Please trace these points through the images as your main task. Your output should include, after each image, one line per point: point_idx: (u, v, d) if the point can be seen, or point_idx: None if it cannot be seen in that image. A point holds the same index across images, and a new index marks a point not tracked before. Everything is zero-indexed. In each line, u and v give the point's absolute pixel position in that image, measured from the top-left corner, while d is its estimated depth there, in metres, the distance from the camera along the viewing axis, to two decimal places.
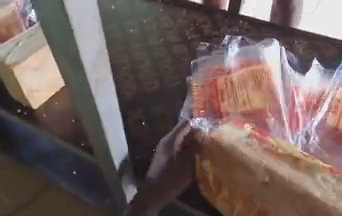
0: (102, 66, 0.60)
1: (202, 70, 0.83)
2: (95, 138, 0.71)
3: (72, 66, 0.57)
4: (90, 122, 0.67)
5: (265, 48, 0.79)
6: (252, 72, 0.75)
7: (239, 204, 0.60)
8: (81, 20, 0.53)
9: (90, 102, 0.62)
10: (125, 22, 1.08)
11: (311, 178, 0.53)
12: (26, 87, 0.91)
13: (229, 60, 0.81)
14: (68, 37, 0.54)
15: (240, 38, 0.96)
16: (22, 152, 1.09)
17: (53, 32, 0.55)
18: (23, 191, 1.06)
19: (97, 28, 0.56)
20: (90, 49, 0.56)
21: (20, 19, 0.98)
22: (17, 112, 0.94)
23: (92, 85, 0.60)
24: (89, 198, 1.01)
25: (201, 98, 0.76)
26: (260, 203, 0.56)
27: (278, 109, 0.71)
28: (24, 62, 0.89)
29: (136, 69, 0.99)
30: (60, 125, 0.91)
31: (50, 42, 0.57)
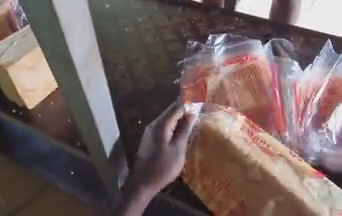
0: (93, 62, 0.56)
1: (190, 68, 0.88)
2: (88, 137, 0.68)
3: (62, 64, 0.53)
4: (82, 119, 0.63)
5: (254, 46, 0.86)
6: (242, 72, 0.81)
7: (223, 195, 0.67)
8: (71, 17, 0.48)
9: (81, 100, 0.59)
10: (120, 20, 1.08)
11: (299, 180, 0.60)
12: (21, 87, 0.93)
13: (216, 57, 0.87)
14: (57, 35, 0.49)
15: (225, 35, 0.96)
16: (19, 153, 1.08)
17: (41, 29, 0.50)
18: (19, 193, 1.11)
19: (87, 23, 0.51)
20: (80, 47, 0.52)
21: (15, 18, 0.98)
22: (12, 112, 0.95)
23: (84, 83, 0.56)
24: (85, 197, 1.02)
25: (190, 92, 0.82)
26: (245, 199, 0.63)
27: (266, 107, 0.78)
28: (18, 62, 0.91)
29: (132, 68, 0.99)
30: (55, 125, 0.90)
31: (38, 39, 0.52)
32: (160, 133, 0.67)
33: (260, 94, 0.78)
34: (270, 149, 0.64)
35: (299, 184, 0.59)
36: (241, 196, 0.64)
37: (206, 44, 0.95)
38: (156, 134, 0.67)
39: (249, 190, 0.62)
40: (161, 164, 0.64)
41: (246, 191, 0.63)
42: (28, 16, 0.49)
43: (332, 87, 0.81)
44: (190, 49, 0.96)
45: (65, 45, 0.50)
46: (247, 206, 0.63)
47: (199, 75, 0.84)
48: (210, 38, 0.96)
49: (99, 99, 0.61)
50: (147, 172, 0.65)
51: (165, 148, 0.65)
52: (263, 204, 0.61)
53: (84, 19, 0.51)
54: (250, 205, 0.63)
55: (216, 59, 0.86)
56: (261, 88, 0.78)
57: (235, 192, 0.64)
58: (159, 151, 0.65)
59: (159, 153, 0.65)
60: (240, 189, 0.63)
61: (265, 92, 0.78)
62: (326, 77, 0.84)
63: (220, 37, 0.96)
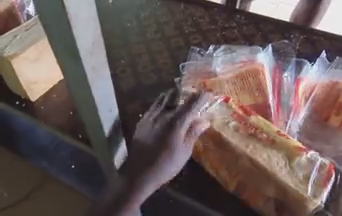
0: (99, 52, 0.57)
1: (190, 72, 0.93)
2: (90, 126, 0.69)
3: (68, 52, 0.54)
4: (85, 109, 0.65)
5: (258, 54, 0.91)
6: (244, 73, 0.86)
7: (227, 175, 0.79)
8: (78, 7, 0.49)
9: (85, 87, 0.59)
10: (123, 15, 1.09)
11: (297, 168, 0.72)
12: (24, 79, 0.92)
13: (215, 66, 0.92)
14: (64, 25, 0.50)
15: (224, 47, 0.98)
16: (22, 146, 1.10)
17: (49, 18, 0.50)
18: (21, 186, 1.11)
19: (93, 15, 0.52)
20: (86, 38, 0.53)
21: (18, 12, 1.00)
22: (15, 104, 0.96)
23: (88, 74, 0.57)
24: (87, 189, 1.04)
25: None
26: (249, 181, 0.76)
27: (268, 105, 0.84)
28: (22, 53, 0.90)
29: (134, 63, 1.00)
30: (58, 116, 0.93)
31: (45, 28, 0.53)
32: (174, 125, 0.53)
33: (260, 92, 0.84)
34: (275, 133, 0.75)
35: (288, 174, 0.72)
36: (243, 175, 0.76)
37: (206, 53, 0.97)
38: (169, 128, 0.53)
39: (251, 172, 0.74)
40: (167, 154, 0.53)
41: (246, 173, 0.75)
42: (38, 6, 0.50)
43: (330, 91, 0.85)
44: (191, 55, 0.98)
45: (71, 34, 0.51)
46: (247, 183, 0.76)
47: (201, 78, 0.90)
48: (211, 49, 0.98)
49: (102, 88, 0.62)
50: (155, 163, 0.53)
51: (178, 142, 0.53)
52: (266, 184, 0.73)
53: (91, 10, 0.51)
54: (255, 183, 0.75)
55: (216, 66, 0.92)
56: (259, 88, 0.85)
57: (236, 173, 0.77)
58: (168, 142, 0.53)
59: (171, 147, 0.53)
60: (242, 172, 0.76)
61: (262, 96, 0.84)
62: (323, 79, 0.89)
63: (221, 47, 0.98)
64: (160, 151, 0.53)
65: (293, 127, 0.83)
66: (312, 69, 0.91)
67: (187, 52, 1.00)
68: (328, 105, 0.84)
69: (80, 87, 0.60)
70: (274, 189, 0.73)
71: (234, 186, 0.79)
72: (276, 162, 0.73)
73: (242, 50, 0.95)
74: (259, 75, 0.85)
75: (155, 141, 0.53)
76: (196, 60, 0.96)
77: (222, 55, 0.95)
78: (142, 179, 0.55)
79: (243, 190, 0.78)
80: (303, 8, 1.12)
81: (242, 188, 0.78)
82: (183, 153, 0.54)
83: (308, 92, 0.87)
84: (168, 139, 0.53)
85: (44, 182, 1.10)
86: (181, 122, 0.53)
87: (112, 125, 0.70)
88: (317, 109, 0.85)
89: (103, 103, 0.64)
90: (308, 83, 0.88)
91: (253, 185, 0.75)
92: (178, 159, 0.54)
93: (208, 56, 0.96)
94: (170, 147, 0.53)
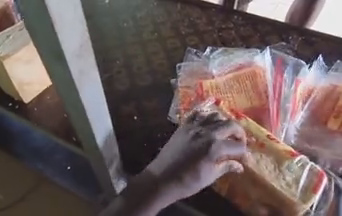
0: (87, 55, 0.55)
1: (186, 74, 0.92)
2: (80, 130, 0.67)
3: (54, 55, 0.53)
4: (74, 113, 0.63)
5: (256, 56, 0.90)
6: (241, 76, 0.86)
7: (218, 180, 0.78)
8: (62, 9, 0.47)
9: (73, 91, 0.58)
10: (119, 16, 1.07)
11: (287, 171, 0.71)
12: (16, 80, 0.90)
13: (212, 68, 0.91)
14: (47, 27, 0.49)
15: (221, 48, 0.97)
16: (16, 147, 1.08)
17: (33, 20, 0.49)
18: (16, 187, 1.09)
19: (79, 18, 0.50)
20: (71, 41, 0.51)
21: (13, 12, 0.98)
22: (8, 106, 0.94)
23: (75, 78, 0.55)
24: (83, 190, 1.01)
25: (187, 99, 0.86)
26: (240, 184, 0.74)
27: (267, 108, 0.82)
28: (15, 54, 0.88)
29: (129, 64, 0.98)
30: (51, 118, 0.92)
31: (30, 30, 0.52)
32: (211, 149, 0.61)
33: (259, 94, 0.83)
34: (269, 139, 0.74)
35: (275, 179, 0.71)
36: (233, 180, 0.75)
37: (203, 54, 0.96)
38: (200, 153, 0.61)
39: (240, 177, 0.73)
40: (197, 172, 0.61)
41: (235, 178, 0.74)
42: (22, 8, 0.49)
43: (328, 95, 0.84)
44: (188, 56, 0.97)
45: (55, 35, 0.49)
46: (238, 187, 0.75)
47: (197, 78, 0.90)
48: (208, 51, 0.96)
49: (92, 93, 0.60)
50: (178, 182, 0.61)
51: (210, 165, 0.61)
52: (255, 189, 0.73)
53: (77, 12, 0.50)
54: (245, 187, 0.74)
55: (213, 68, 0.91)
56: (256, 90, 0.83)
57: (227, 176, 0.76)
58: (201, 162, 0.61)
59: (196, 169, 0.61)
60: (233, 175, 0.74)
61: (259, 98, 0.83)
62: (323, 82, 0.87)
63: (218, 50, 0.96)
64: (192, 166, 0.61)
65: (290, 129, 0.82)
66: (311, 71, 0.90)
67: (184, 54, 0.99)
68: (329, 109, 0.83)
69: (68, 91, 0.58)
70: (263, 194, 0.72)
71: (225, 191, 0.78)
72: (265, 165, 0.72)
73: (240, 52, 0.94)
74: (257, 76, 0.85)
75: (186, 159, 0.61)
76: (193, 61, 0.95)
77: (219, 56, 0.94)
78: (167, 184, 0.61)
79: (234, 194, 0.77)
80: (302, 8, 1.10)
81: (233, 192, 0.77)
82: (209, 174, 0.62)
83: (306, 94, 0.86)
84: (200, 161, 0.61)
85: (39, 184, 1.08)
86: (216, 151, 0.61)
87: (103, 128, 0.68)
88: (317, 112, 0.84)
89: (93, 107, 0.62)
90: (307, 86, 0.87)
91: (243, 189, 0.75)
92: (202, 182, 0.62)
93: (205, 58, 0.94)
94: (201, 172, 0.61)
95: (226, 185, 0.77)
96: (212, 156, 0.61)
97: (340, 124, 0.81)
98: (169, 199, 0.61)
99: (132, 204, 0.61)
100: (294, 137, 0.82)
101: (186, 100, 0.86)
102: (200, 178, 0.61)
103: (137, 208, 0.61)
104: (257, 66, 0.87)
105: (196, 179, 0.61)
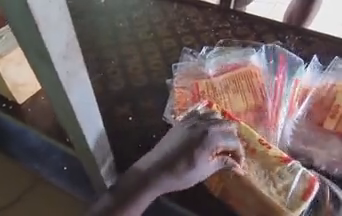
0: (75, 56, 0.54)
1: (182, 74, 0.91)
2: (71, 131, 0.66)
3: (40, 57, 0.52)
4: (63, 114, 0.62)
5: (252, 56, 0.89)
6: (237, 76, 0.85)
7: (212, 179, 0.76)
8: (46, 9, 0.47)
9: (61, 93, 0.57)
10: (115, 15, 1.07)
11: (278, 178, 0.71)
12: (9, 81, 0.89)
13: (208, 67, 0.90)
14: (32, 29, 0.48)
15: (217, 47, 0.95)
16: (12, 147, 1.07)
17: (17, 23, 0.48)
18: (11, 188, 1.08)
19: (65, 19, 0.50)
20: (57, 42, 0.50)
21: None
22: (2, 106, 0.93)
23: (63, 79, 0.54)
24: (80, 191, 1.01)
25: (182, 99, 0.86)
26: (235, 190, 0.74)
27: (265, 109, 0.81)
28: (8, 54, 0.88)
29: (125, 64, 0.97)
30: (45, 118, 0.91)
31: (15, 33, 0.51)
32: (207, 141, 0.63)
33: (255, 93, 0.82)
34: (261, 144, 0.73)
35: (265, 185, 0.71)
36: (229, 180, 0.74)
37: (199, 55, 0.95)
38: (193, 144, 0.63)
39: (235, 179, 0.73)
40: (192, 162, 0.62)
41: (231, 179, 0.73)
42: (6, 11, 0.48)
43: (324, 94, 0.84)
44: (183, 56, 0.97)
45: (40, 37, 0.48)
46: (232, 188, 0.75)
47: (193, 78, 0.89)
48: (204, 51, 0.96)
49: (81, 93, 0.59)
50: (169, 174, 0.62)
51: (206, 157, 0.63)
52: (250, 192, 0.72)
53: (63, 13, 0.49)
54: (239, 190, 0.74)
55: (209, 67, 0.90)
56: (252, 90, 0.83)
57: (223, 181, 0.75)
58: (197, 152, 0.62)
59: (186, 162, 0.62)
60: (229, 181, 0.74)
61: (255, 98, 0.82)
62: (320, 82, 0.87)
63: (214, 49, 0.95)
64: (187, 155, 0.62)
65: (286, 130, 0.82)
66: (307, 72, 0.89)
67: (180, 54, 0.98)
68: (326, 109, 0.82)
69: (56, 92, 0.57)
70: (256, 198, 0.72)
71: (219, 192, 0.78)
72: (255, 171, 0.72)
73: (236, 50, 0.93)
74: (252, 76, 0.84)
75: (181, 149, 0.63)
76: (189, 61, 0.94)
77: (214, 56, 0.92)
78: (160, 175, 0.62)
79: (227, 195, 0.77)
80: (299, 8, 1.10)
81: (227, 193, 0.76)
82: (204, 165, 0.64)
83: (301, 94, 0.85)
84: (194, 152, 0.62)
85: (35, 183, 1.08)
86: (211, 143, 0.63)
87: (94, 128, 0.67)
88: (314, 112, 0.83)
89: (82, 108, 0.61)
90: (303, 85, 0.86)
91: (237, 191, 0.74)
92: (195, 175, 0.63)
93: (201, 58, 0.93)
94: (196, 163, 0.62)
95: (220, 188, 0.77)
96: (206, 147, 0.63)
97: (336, 123, 0.80)
98: (162, 190, 0.62)
99: (119, 200, 0.61)
100: (290, 137, 0.82)
101: (181, 100, 0.86)
102: (191, 171, 0.62)
103: (124, 203, 0.61)
104: (253, 66, 0.86)
105: (190, 170, 0.62)
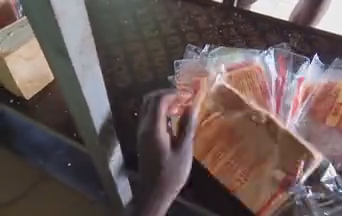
0: (90, 51, 0.54)
1: (184, 71, 0.89)
2: (84, 128, 0.66)
3: (56, 51, 0.52)
4: (75, 109, 0.62)
5: (256, 57, 0.90)
6: (240, 75, 0.84)
7: (199, 151, 0.78)
8: (66, 4, 0.46)
9: (76, 88, 0.57)
10: (120, 13, 1.08)
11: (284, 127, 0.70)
12: (18, 78, 0.90)
13: (211, 64, 0.88)
14: (51, 25, 0.48)
15: (219, 47, 0.97)
16: (17, 142, 1.10)
17: (36, 16, 0.49)
18: (16, 184, 1.10)
19: (82, 15, 0.50)
20: (75, 37, 0.50)
21: (13, 7, 0.98)
22: (10, 102, 0.95)
23: (79, 73, 0.54)
24: (85, 187, 1.02)
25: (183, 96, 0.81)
26: (246, 140, 0.72)
27: (271, 109, 0.81)
28: (18, 50, 0.88)
29: (130, 60, 0.99)
30: (51, 115, 0.92)
31: (34, 27, 0.51)
32: (151, 137, 0.66)
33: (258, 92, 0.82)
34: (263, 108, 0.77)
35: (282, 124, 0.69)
36: (218, 148, 0.75)
37: (201, 52, 0.95)
38: (157, 157, 0.65)
39: (222, 145, 0.74)
40: (160, 161, 0.65)
41: (221, 141, 0.74)
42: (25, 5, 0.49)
43: (327, 91, 0.85)
44: (188, 53, 0.96)
45: (59, 32, 0.48)
46: (224, 158, 0.75)
47: (195, 75, 0.87)
48: (206, 48, 0.96)
49: (94, 88, 0.59)
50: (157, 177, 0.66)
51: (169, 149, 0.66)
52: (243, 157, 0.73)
53: (80, 8, 0.49)
54: (230, 157, 0.74)
55: (211, 64, 0.88)
56: (255, 90, 0.82)
57: (229, 138, 0.74)
58: (158, 153, 0.65)
59: (173, 160, 0.66)
60: (238, 129, 0.72)
61: (259, 96, 0.82)
62: (323, 80, 0.88)
63: (217, 48, 0.97)
64: (155, 162, 0.66)
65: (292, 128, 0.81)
66: (309, 70, 0.90)
67: (184, 51, 0.99)
68: (328, 106, 0.83)
69: (70, 86, 0.57)
70: (281, 145, 0.68)
71: (213, 169, 0.78)
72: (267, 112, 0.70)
73: (238, 52, 0.94)
74: (253, 74, 0.84)
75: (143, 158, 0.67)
76: (192, 58, 0.94)
77: (217, 55, 0.93)
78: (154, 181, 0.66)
79: (220, 171, 0.77)
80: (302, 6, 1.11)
81: (219, 167, 0.76)
82: (182, 154, 0.67)
83: (303, 92, 0.86)
84: (158, 159, 0.65)
85: (38, 182, 1.09)
86: (162, 137, 0.66)
87: (107, 126, 0.67)
88: (315, 109, 0.84)
89: (96, 105, 0.61)
90: (306, 83, 0.87)
91: (229, 159, 0.74)
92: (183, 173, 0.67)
93: (203, 55, 0.94)
94: (164, 160, 0.65)
95: (231, 153, 0.74)
96: (166, 143, 0.66)
97: (338, 120, 0.82)
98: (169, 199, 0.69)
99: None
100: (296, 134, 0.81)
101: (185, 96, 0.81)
102: (165, 171, 0.65)
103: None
104: (256, 65, 0.86)
105: (169, 167, 0.65)
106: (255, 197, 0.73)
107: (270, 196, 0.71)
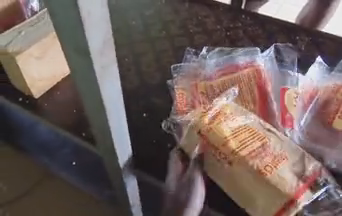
0: (109, 52, 0.57)
1: (183, 75, 0.92)
2: (98, 126, 0.68)
3: (78, 51, 0.54)
4: (91, 108, 0.64)
5: (257, 57, 0.91)
6: (237, 79, 0.86)
7: (222, 138, 0.73)
8: (91, 5, 0.49)
9: (94, 88, 0.59)
10: (128, 13, 1.08)
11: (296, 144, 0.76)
12: (28, 76, 0.91)
13: (208, 67, 0.92)
14: (76, 26, 0.51)
15: (218, 48, 0.98)
16: (22, 140, 1.09)
17: (61, 16, 0.51)
18: (22, 181, 1.11)
19: (104, 17, 0.52)
20: (97, 37, 0.53)
21: (22, 7, 0.99)
22: (18, 100, 0.95)
23: (98, 73, 0.57)
24: (92, 188, 1.03)
25: (182, 100, 0.86)
26: (262, 142, 0.73)
27: (272, 113, 0.83)
28: (28, 49, 0.89)
29: (138, 61, 0.99)
30: (59, 114, 0.92)
31: (57, 26, 0.54)
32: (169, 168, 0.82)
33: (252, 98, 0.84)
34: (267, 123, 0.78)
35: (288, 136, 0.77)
36: (241, 138, 0.73)
37: (200, 54, 0.97)
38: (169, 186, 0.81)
39: (238, 140, 0.73)
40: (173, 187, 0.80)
41: (238, 138, 0.73)
42: (49, 6, 0.51)
43: (333, 95, 0.85)
44: (187, 57, 0.98)
45: (83, 32, 0.51)
46: (250, 146, 0.72)
47: (193, 79, 0.90)
48: (204, 51, 0.97)
49: (111, 89, 0.61)
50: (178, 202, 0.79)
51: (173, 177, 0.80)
52: (269, 148, 0.73)
53: (104, 10, 0.52)
54: (256, 147, 0.72)
55: (208, 69, 0.92)
56: (252, 95, 0.84)
57: (244, 137, 0.73)
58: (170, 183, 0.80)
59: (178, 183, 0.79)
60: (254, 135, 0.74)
61: (255, 101, 0.84)
62: (327, 84, 0.87)
63: (214, 50, 0.97)
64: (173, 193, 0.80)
65: (295, 135, 0.81)
66: (312, 74, 0.90)
67: (181, 55, 0.99)
68: (332, 109, 0.83)
69: (89, 86, 0.59)
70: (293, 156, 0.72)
71: (240, 152, 0.71)
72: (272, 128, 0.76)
73: (237, 52, 0.95)
74: (249, 78, 0.86)
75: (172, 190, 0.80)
76: (190, 62, 0.95)
77: (215, 57, 0.94)
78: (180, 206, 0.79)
79: (249, 155, 0.71)
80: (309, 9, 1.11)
81: (248, 152, 0.71)
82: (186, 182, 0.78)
83: (308, 96, 0.86)
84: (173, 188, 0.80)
85: (43, 179, 1.11)
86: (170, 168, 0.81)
87: (121, 125, 0.69)
88: (321, 114, 0.84)
89: (112, 105, 0.63)
90: (308, 88, 0.87)
91: (254, 149, 0.72)
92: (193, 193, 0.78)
93: (201, 58, 0.95)
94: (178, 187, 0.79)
95: (247, 151, 0.72)
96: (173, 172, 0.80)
97: None
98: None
99: None
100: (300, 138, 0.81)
101: (182, 101, 0.86)
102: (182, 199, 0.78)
103: None
104: (255, 66, 0.87)
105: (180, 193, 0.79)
106: (283, 190, 0.68)
107: (296, 189, 0.68)
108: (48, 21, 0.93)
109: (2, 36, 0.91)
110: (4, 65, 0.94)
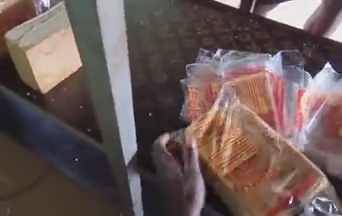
0: (122, 50, 0.58)
1: (197, 74, 0.94)
2: (106, 123, 0.68)
3: (92, 47, 0.55)
4: (100, 104, 0.65)
5: (269, 62, 0.92)
6: (247, 82, 0.87)
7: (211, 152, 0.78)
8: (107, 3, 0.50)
9: (105, 84, 0.60)
10: (137, 13, 1.09)
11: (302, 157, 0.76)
12: (36, 71, 0.93)
13: (222, 69, 0.93)
14: (93, 23, 0.52)
15: (232, 52, 0.98)
16: (26, 135, 1.10)
17: (76, 13, 0.53)
18: (26, 175, 1.12)
19: (119, 17, 0.54)
20: (111, 35, 0.54)
21: (34, 3, 1.01)
22: (26, 95, 0.96)
23: (110, 70, 0.57)
24: (90, 183, 1.06)
25: (196, 100, 0.89)
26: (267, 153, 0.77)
27: (281, 115, 0.84)
28: (38, 45, 0.90)
29: (146, 60, 1.00)
30: (66, 110, 0.94)
31: (72, 23, 0.55)
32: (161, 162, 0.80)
33: (262, 102, 0.85)
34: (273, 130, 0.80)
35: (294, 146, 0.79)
36: (230, 154, 0.78)
37: (214, 56, 0.98)
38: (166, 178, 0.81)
39: (234, 151, 0.78)
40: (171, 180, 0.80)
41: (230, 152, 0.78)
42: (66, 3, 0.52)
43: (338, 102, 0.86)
44: (200, 58, 0.99)
45: (98, 30, 0.52)
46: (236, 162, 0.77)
47: (206, 80, 0.92)
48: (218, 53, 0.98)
49: (122, 86, 0.62)
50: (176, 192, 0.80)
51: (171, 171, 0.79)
52: (258, 163, 0.77)
53: (119, 9, 0.53)
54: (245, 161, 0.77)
55: (221, 70, 0.93)
56: (265, 99, 0.85)
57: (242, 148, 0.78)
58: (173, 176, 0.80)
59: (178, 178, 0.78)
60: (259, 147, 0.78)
61: (268, 105, 0.85)
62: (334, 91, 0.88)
63: (228, 52, 0.98)
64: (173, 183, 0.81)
65: (300, 137, 0.82)
66: (320, 80, 0.90)
67: (194, 56, 1.00)
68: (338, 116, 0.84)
69: (100, 82, 0.60)
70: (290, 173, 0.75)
71: (223, 169, 0.77)
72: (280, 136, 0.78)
73: (252, 56, 0.95)
74: (258, 82, 0.86)
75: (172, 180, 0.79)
76: (205, 62, 0.96)
77: (229, 59, 0.95)
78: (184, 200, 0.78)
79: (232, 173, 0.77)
80: None
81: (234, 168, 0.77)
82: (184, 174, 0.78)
83: (315, 102, 0.87)
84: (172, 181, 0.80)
85: (44, 174, 1.12)
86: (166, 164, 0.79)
87: (128, 122, 0.70)
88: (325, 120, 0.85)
89: (120, 102, 0.63)
90: (314, 94, 0.88)
91: (243, 162, 0.77)
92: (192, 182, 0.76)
93: (216, 60, 0.97)
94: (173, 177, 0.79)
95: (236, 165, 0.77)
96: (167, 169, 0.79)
97: None
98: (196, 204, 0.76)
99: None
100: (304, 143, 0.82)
101: (195, 101, 0.89)
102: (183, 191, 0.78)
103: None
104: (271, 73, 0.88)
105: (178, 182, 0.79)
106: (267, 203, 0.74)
107: (276, 204, 0.74)
108: (60, 17, 0.93)
109: (15, 29, 0.91)
110: (14, 60, 0.96)
